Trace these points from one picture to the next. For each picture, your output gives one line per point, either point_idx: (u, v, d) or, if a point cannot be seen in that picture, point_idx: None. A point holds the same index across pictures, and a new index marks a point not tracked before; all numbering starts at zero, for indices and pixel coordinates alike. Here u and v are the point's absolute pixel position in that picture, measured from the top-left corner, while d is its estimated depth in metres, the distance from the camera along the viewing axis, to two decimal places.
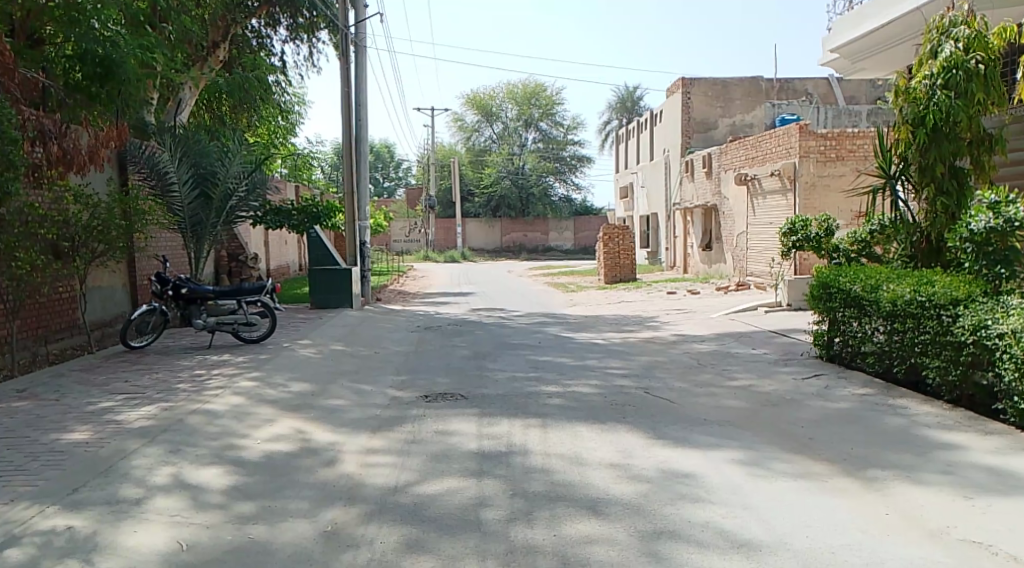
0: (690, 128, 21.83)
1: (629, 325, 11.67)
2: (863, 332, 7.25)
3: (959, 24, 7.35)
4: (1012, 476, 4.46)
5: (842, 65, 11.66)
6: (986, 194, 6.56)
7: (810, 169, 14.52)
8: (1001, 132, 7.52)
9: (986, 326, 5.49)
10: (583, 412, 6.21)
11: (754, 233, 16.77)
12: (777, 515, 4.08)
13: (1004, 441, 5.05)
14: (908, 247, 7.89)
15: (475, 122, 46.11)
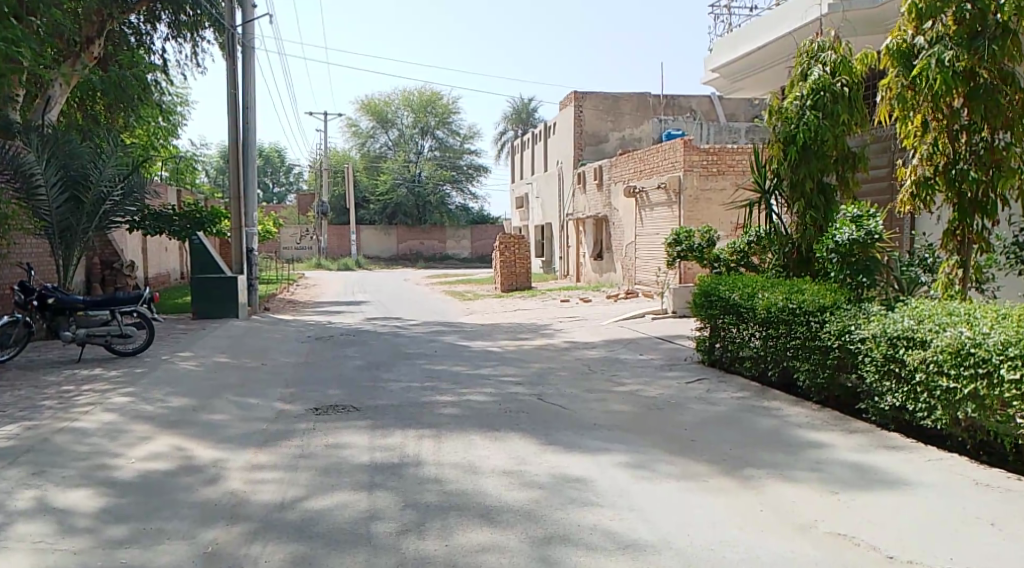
0: (582, 140, 22.36)
1: (522, 333, 11.81)
2: (741, 338, 7.62)
3: (826, 49, 7.86)
4: (872, 471, 4.79)
5: (722, 84, 12.20)
6: (850, 208, 7.06)
7: (694, 182, 15.16)
8: (862, 151, 8.08)
9: (850, 331, 5.88)
10: (477, 421, 6.23)
11: (642, 243, 17.32)
12: (662, 516, 4.22)
13: (865, 438, 5.43)
14: (781, 258, 8.37)
15: (369, 128, 45.60)
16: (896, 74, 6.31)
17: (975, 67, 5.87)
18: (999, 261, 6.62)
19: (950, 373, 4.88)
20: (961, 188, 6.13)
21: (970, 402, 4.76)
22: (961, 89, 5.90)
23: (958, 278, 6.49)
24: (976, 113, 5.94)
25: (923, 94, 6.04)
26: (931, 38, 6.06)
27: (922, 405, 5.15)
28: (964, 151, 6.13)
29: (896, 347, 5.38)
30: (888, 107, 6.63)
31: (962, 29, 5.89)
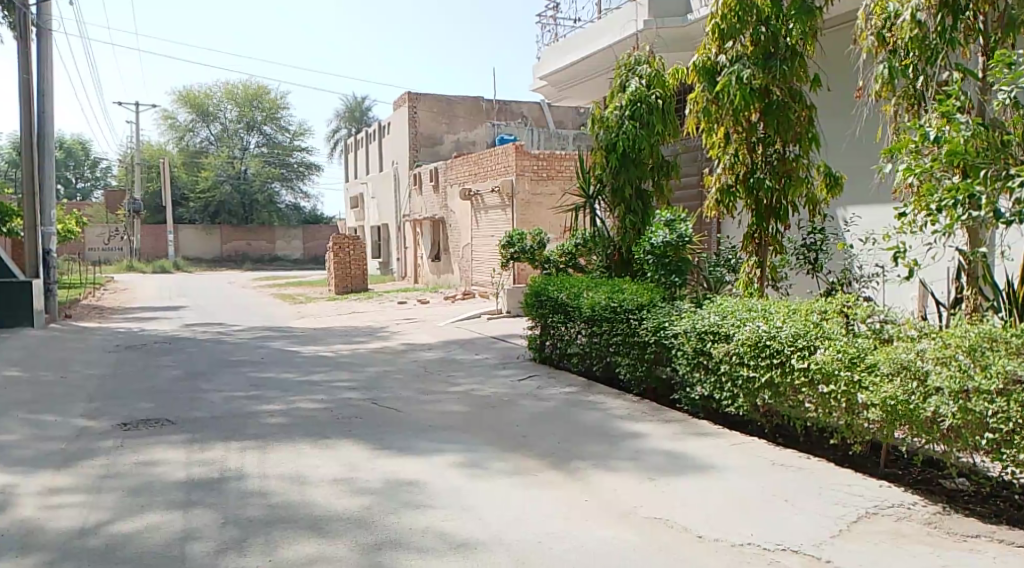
0: (417, 142, 22.25)
1: (356, 336, 11.59)
2: (568, 336, 7.91)
3: (643, 63, 8.31)
4: (684, 457, 5.14)
5: (549, 93, 12.56)
6: (664, 212, 7.55)
7: (525, 187, 15.56)
8: (675, 160, 8.66)
9: (665, 327, 6.27)
10: (306, 429, 6.03)
11: (477, 245, 17.54)
12: (492, 513, 4.29)
13: (679, 427, 5.81)
14: (604, 259, 8.79)
15: (188, 121, 42.85)
16: (702, 89, 6.81)
17: (769, 85, 6.46)
18: (791, 261, 7.30)
19: (750, 363, 5.33)
20: (758, 195, 6.71)
21: (766, 389, 5.24)
22: (758, 104, 6.48)
23: (757, 277, 7.09)
24: (770, 127, 6.54)
25: (725, 108, 6.56)
26: (731, 57, 6.58)
27: (727, 393, 5.59)
28: (760, 161, 6.72)
29: (704, 341, 5.80)
30: (695, 119, 7.13)
31: (758, 49, 6.46)
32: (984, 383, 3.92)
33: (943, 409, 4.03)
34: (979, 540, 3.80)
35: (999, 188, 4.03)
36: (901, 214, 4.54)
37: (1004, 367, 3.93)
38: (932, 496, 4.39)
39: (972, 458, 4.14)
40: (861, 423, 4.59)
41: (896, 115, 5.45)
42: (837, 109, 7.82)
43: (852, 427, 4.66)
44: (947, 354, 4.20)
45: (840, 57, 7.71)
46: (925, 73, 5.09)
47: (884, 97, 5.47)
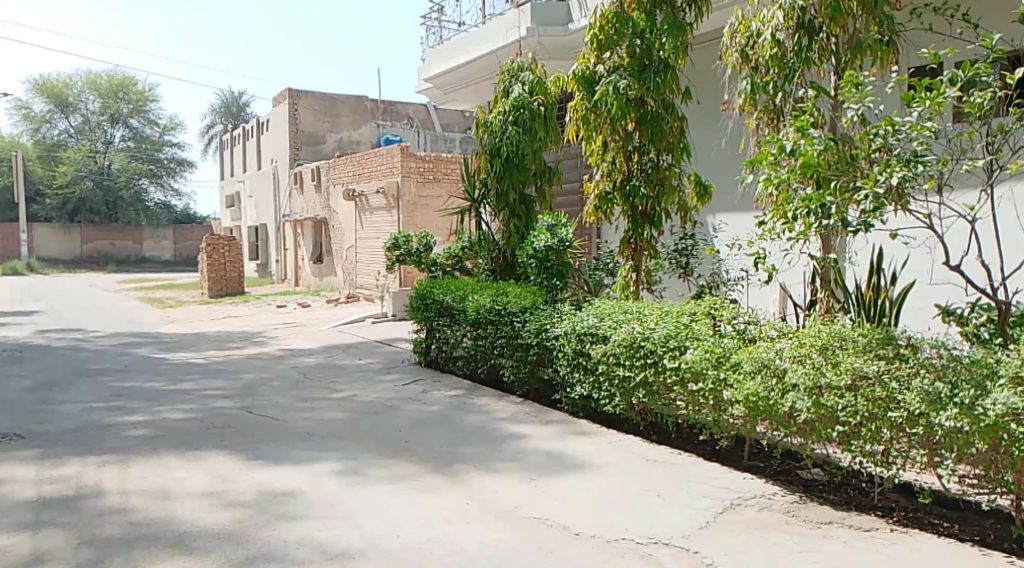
0: (298, 140, 21.62)
1: (231, 341, 11.13)
2: (453, 339, 7.91)
3: (525, 70, 8.42)
4: (563, 457, 5.25)
5: (435, 95, 12.47)
6: (546, 217, 7.70)
7: (411, 189, 15.44)
8: (557, 167, 8.88)
9: (547, 329, 6.39)
10: (175, 441, 5.74)
11: (362, 247, 17.24)
12: (371, 521, 4.23)
13: (559, 428, 5.92)
14: (490, 262, 8.85)
15: (44, 111, 39.72)
16: (581, 98, 6.99)
17: (644, 96, 6.69)
18: (664, 266, 7.69)
19: (626, 364, 5.51)
20: (634, 203, 6.96)
21: (641, 388, 5.43)
22: (633, 114, 6.70)
23: (632, 281, 7.32)
24: (644, 137, 6.79)
25: (603, 117, 6.76)
26: (608, 67, 6.80)
27: (604, 392, 5.76)
28: (635, 169, 6.99)
29: (583, 342, 5.95)
30: (575, 127, 7.30)
31: (633, 61, 6.70)
32: (834, 379, 4.21)
33: (799, 404, 4.31)
34: (831, 527, 4.07)
35: (847, 199, 4.35)
36: (762, 222, 4.81)
37: (852, 364, 4.23)
38: (790, 487, 4.68)
39: (826, 449, 4.43)
40: (727, 419, 4.85)
41: (758, 127, 5.76)
42: (706, 120, 8.22)
43: (719, 423, 4.91)
44: (802, 353, 4.49)
45: (707, 72, 8.14)
46: (784, 89, 5.44)
47: (747, 111, 5.79)
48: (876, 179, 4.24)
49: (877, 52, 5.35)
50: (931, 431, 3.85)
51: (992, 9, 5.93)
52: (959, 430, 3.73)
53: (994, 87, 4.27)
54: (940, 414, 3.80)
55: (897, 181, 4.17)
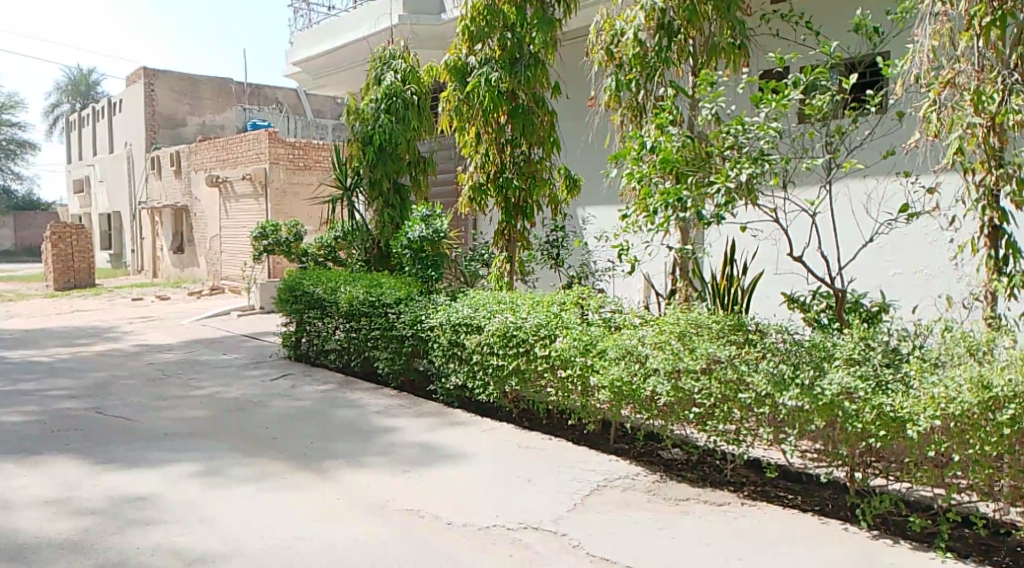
0: (155, 123, 20.39)
1: (80, 338, 10.39)
2: (325, 332, 7.72)
3: (398, 57, 8.31)
4: (436, 448, 5.27)
5: (303, 79, 12.07)
6: (420, 207, 7.68)
7: (280, 176, 14.93)
8: (431, 157, 8.89)
9: (422, 320, 6.38)
10: (12, 446, 5.31)
11: (226, 237, 16.52)
12: (234, 522, 4.09)
13: (433, 419, 5.93)
14: (363, 252, 8.71)
15: None
16: (453, 88, 6.99)
17: (515, 90, 6.79)
18: (537, 257, 7.78)
19: (499, 353, 5.59)
20: (507, 194, 7.06)
21: (514, 376, 5.52)
22: (505, 107, 6.78)
23: (506, 272, 7.39)
24: (516, 129, 6.88)
25: (476, 108, 6.80)
26: (480, 59, 6.84)
27: (479, 382, 5.81)
28: (508, 161, 7.06)
29: (457, 333, 5.98)
30: (448, 118, 7.29)
31: (505, 54, 6.77)
32: (691, 363, 4.45)
33: (660, 388, 4.52)
34: (689, 503, 4.31)
35: (702, 193, 4.58)
36: (626, 215, 4.99)
37: (708, 349, 4.48)
38: (653, 466, 4.91)
39: (685, 430, 4.68)
40: (594, 404, 5.01)
41: (622, 124, 5.98)
42: (575, 115, 8.41)
43: (587, 407, 5.07)
44: (663, 339, 4.72)
45: (575, 67, 8.37)
46: (646, 87, 5.67)
47: (612, 107, 6.00)
48: (727, 175, 4.49)
49: (730, 55, 5.67)
50: (776, 410, 4.13)
51: (830, 18, 6.40)
52: (800, 408, 4.02)
53: (832, 91, 4.62)
54: (785, 394, 4.07)
55: (747, 177, 4.45)
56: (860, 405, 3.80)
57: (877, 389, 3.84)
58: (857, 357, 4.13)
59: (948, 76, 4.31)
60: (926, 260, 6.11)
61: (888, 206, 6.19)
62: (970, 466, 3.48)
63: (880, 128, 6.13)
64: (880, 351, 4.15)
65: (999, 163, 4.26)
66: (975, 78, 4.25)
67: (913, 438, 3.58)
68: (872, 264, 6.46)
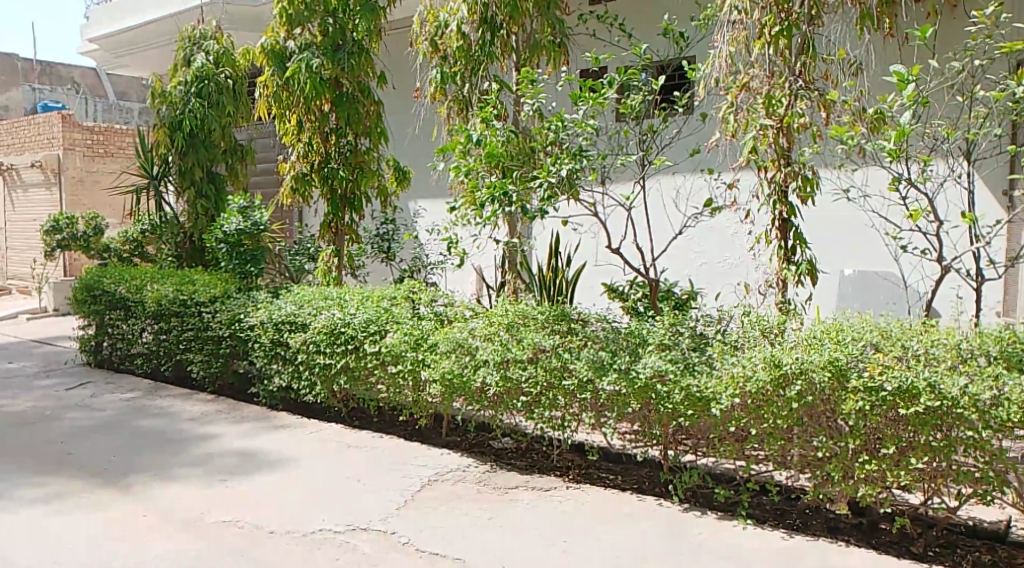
0: None
1: None
2: (130, 334, 7.12)
3: (209, 38, 7.79)
4: (256, 454, 5.02)
5: (101, 57, 11.01)
6: (235, 198, 7.26)
7: (77, 163, 13.62)
8: (248, 146, 8.46)
9: (240, 318, 6.05)
10: None
11: (12, 231, 14.82)
12: (23, 549, 3.68)
13: (253, 424, 5.64)
14: (173, 247, 8.11)
15: None
16: (272, 73, 6.63)
17: (338, 77, 6.57)
18: (367, 251, 7.61)
19: (325, 351, 5.42)
20: (332, 185, 6.85)
21: (343, 374, 5.38)
22: (328, 94, 6.55)
23: (334, 266, 7.12)
24: (340, 118, 6.68)
25: (296, 95, 6.50)
26: (300, 44, 6.56)
27: (304, 382, 5.61)
28: (333, 151, 6.84)
29: (281, 331, 5.72)
30: (266, 104, 6.94)
31: (326, 40, 6.53)
32: (519, 354, 4.53)
33: (489, 379, 4.58)
34: (517, 491, 4.39)
35: (526, 188, 4.67)
36: (454, 209, 4.97)
37: (534, 339, 4.57)
38: (483, 457, 4.95)
39: (514, 419, 4.75)
40: (425, 399, 4.99)
41: (449, 117, 5.97)
42: (401, 106, 8.31)
43: (419, 402, 5.03)
44: (491, 331, 4.76)
45: (400, 57, 8.27)
46: (471, 81, 5.70)
47: (438, 100, 5.97)
48: (549, 170, 4.60)
49: (551, 52, 5.81)
50: (597, 395, 4.29)
51: (642, 22, 6.74)
52: (618, 392, 4.21)
53: (644, 91, 4.86)
54: (604, 379, 4.25)
55: (567, 172, 4.58)
56: (671, 387, 4.04)
57: (685, 371, 4.09)
58: (668, 342, 4.35)
59: (744, 80, 4.68)
60: (731, 251, 6.61)
61: (694, 201, 6.64)
62: (766, 439, 3.79)
63: (686, 128, 6.59)
64: (688, 334, 4.41)
65: (787, 160, 4.67)
66: (766, 83, 4.63)
67: (717, 416, 3.87)
68: (683, 256, 6.89)
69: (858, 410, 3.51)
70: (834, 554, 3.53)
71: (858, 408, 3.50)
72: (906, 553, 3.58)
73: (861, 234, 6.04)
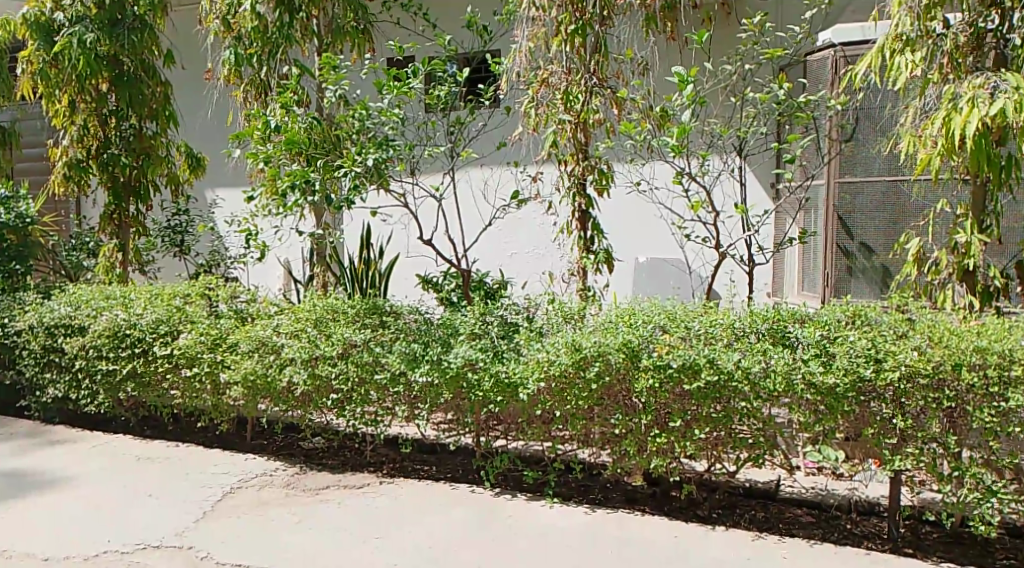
0: None
1: None
2: None
3: None
4: (27, 474, 4.50)
5: None
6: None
7: None
8: (11, 127, 7.52)
9: (4, 323, 5.40)
10: None
11: None
12: None
13: (23, 440, 5.07)
14: None
15: None
16: (35, 47, 5.93)
17: (118, 55, 6.02)
18: (156, 244, 7.09)
19: (108, 356, 4.97)
20: (113, 172, 6.26)
21: (130, 381, 4.98)
22: (105, 73, 5.98)
23: (118, 262, 6.54)
24: (122, 100, 6.12)
25: (67, 72, 5.88)
26: (71, 15, 5.91)
27: (84, 391, 5.13)
28: (113, 136, 6.26)
29: (55, 336, 5.17)
30: (29, 82, 6.20)
31: (103, 13, 5.93)
32: (327, 350, 4.39)
33: (296, 377, 4.43)
34: (328, 490, 4.28)
35: (330, 177, 4.52)
36: (252, 199, 4.71)
37: (342, 334, 4.43)
38: (291, 459, 4.77)
39: (324, 417, 4.60)
40: (226, 402, 4.73)
41: (245, 101, 5.67)
42: (193, 89, 7.79)
43: (219, 406, 4.77)
44: (298, 327, 4.55)
45: (188, 36, 7.72)
46: (268, 65, 5.45)
47: (233, 83, 5.65)
48: (354, 159, 4.46)
49: (354, 38, 5.67)
50: (410, 387, 4.27)
51: (445, 13, 6.76)
52: (430, 383, 4.22)
53: (450, 82, 4.89)
54: (416, 371, 4.24)
55: (373, 162, 4.47)
56: (481, 374, 4.12)
57: (495, 359, 4.17)
58: (478, 331, 4.39)
59: (543, 76, 4.85)
60: (538, 242, 6.84)
61: (501, 193, 6.79)
62: (570, 419, 3.98)
63: (492, 121, 6.70)
64: (497, 323, 4.45)
65: (585, 155, 4.92)
66: (564, 79, 4.83)
67: (525, 400, 4.00)
68: (491, 246, 7.03)
69: (649, 387, 3.76)
70: (631, 525, 3.76)
71: (649, 386, 3.75)
72: (693, 517, 3.90)
73: (652, 225, 6.47)
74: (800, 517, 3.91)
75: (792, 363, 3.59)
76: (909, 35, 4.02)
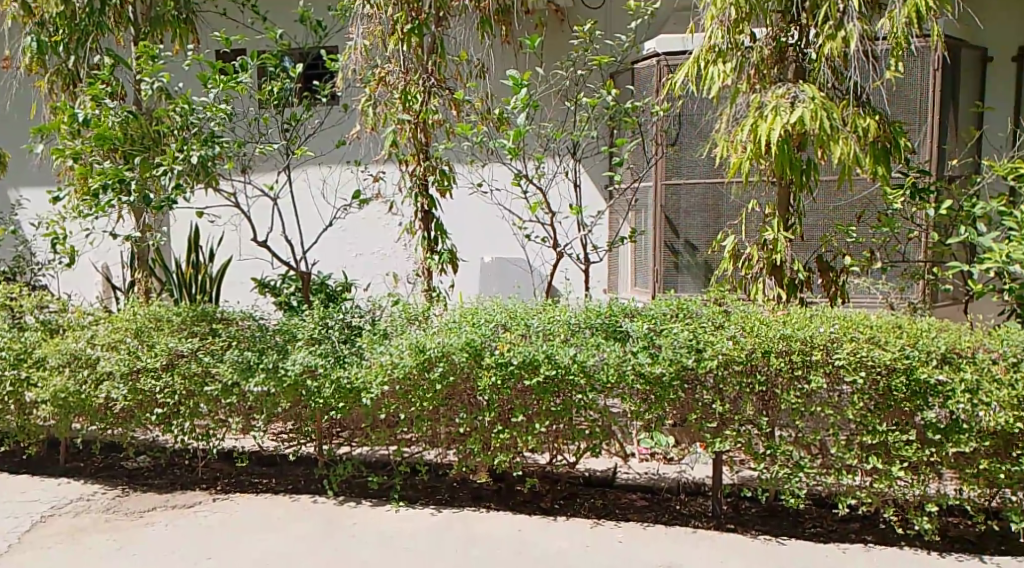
0: None
1: None
2: None
3: None
4: None
5: None
6: None
7: None
8: None
9: None
10: None
11: None
12: None
13: None
14: None
15: None
16: None
17: None
18: None
19: None
20: None
21: None
22: None
23: None
24: None
25: None
26: None
27: None
28: None
29: None
30: None
31: None
32: (150, 362, 4.11)
33: (115, 393, 4.12)
34: (154, 512, 4.00)
35: (149, 176, 4.23)
36: (58, 199, 4.33)
37: (167, 343, 4.15)
38: (113, 481, 4.43)
39: (150, 434, 4.30)
40: (34, 423, 4.33)
41: (52, 92, 5.20)
42: None
43: (26, 428, 4.35)
44: (116, 338, 4.22)
45: None
46: (76, 54, 5.04)
47: (37, 72, 5.18)
48: (175, 156, 4.21)
49: (176, 28, 5.34)
50: (245, 397, 4.09)
51: (277, 6, 6.54)
52: (267, 393, 4.05)
53: (282, 78, 4.73)
54: (251, 381, 4.05)
55: (198, 160, 4.22)
56: (321, 381, 4.00)
57: (336, 364, 4.06)
58: (318, 336, 4.23)
59: (380, 74, 4.79)
60: (379, 243, 6.73)
61: (342, 193, 6.65)
62: (414, 421, 3.96)
63: (330, 119, 6.57)
64: (338, 326, 4.32)
65: (426, 155, 4.94)
66: (401, 79, 4.78)
67: (368, 405, 3.93)
68: (332, 248, 6.86)
69: (491, 385, 3.80)
70: (475, 523, 3.79)
71: (492, 384, 3.79)
72: (536, 509, 3.99)
73: (494, 225, 6.58)
74: (634, 502, 4.10)
75: (623, 356, 3.75)
76: (721, 47, 4.33)
